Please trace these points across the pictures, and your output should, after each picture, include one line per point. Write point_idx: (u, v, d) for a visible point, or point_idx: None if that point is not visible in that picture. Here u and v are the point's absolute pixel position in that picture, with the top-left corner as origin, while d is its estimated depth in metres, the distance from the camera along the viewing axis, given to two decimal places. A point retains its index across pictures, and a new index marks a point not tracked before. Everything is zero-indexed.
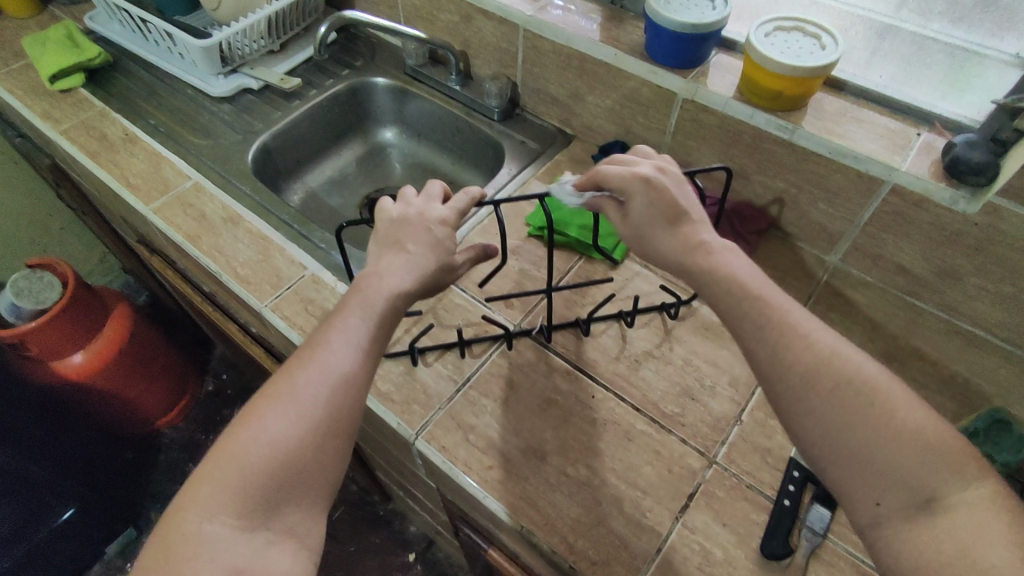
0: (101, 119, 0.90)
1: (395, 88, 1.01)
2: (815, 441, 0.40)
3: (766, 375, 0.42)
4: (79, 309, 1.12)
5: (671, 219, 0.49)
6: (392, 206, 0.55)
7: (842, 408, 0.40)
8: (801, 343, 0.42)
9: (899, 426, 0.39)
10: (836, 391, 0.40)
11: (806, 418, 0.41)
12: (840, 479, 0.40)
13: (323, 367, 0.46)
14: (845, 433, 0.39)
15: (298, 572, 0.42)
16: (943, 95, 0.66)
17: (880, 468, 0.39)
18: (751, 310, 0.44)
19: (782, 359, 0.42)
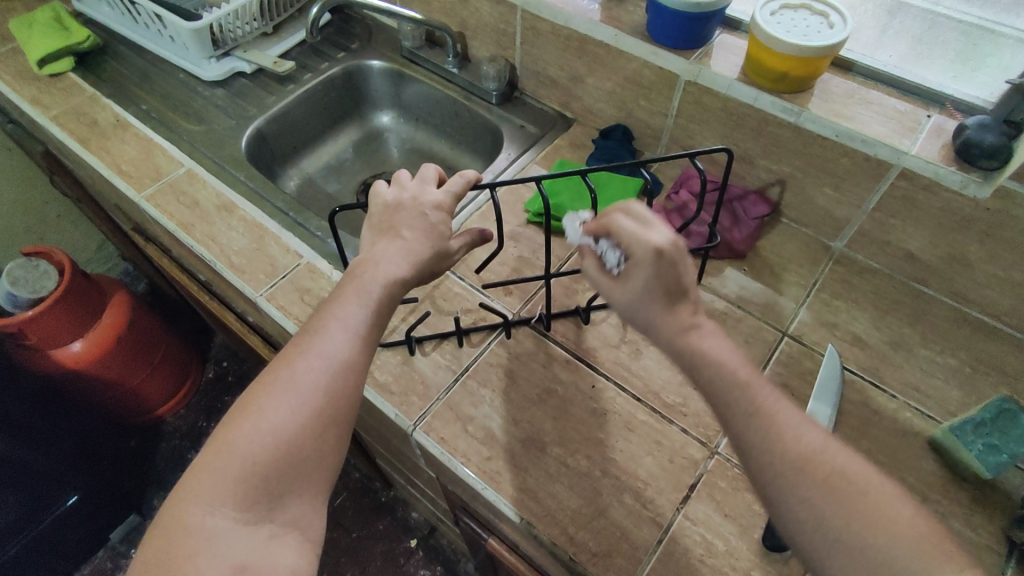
0: (92, 105, 0.89)
1: (391, 71, 0.99)
2: (801, 530, 0.37)
3: (754, 462, 0.39)
4: (76, 298, 1.12)
5: (669, 300, 0.42)
6: (386, 190, 0.54)
7: (832, 498, 0.36)
8: (791, 435, 0.39)
9: (892, 519, 0.36)
10: (825, 482, 0.37)
11: (795, 508, 0.37)
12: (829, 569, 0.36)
13: (321, 354, 0.45)
14: (835, 522, 0.36)
15: (303, 564, 0.41)
16: (955, 75, 0.64)
17: (873, 559, 0.35)
18: (737, 394, 0.40)
19: (769, 445, 0.38)
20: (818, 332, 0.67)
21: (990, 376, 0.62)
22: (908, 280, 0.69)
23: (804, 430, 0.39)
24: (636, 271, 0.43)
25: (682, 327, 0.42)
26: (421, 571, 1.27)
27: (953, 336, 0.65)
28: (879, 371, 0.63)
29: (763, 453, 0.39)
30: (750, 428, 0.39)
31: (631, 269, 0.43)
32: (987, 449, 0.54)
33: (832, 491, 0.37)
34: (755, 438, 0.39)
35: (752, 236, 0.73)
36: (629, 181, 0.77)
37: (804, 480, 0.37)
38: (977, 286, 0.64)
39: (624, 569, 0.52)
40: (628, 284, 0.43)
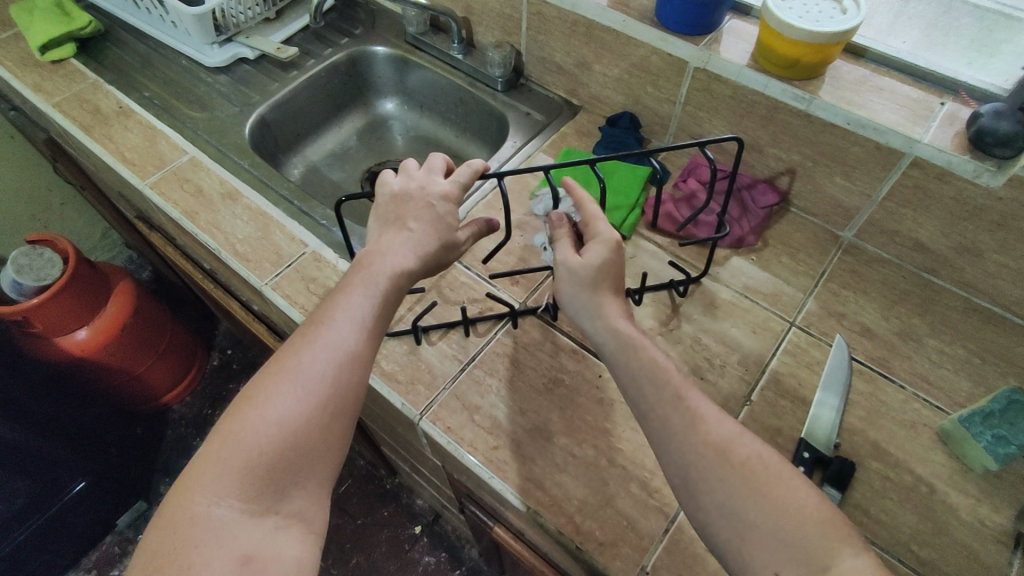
0: (94, 92, 0.88)
1: (396, 57, 0.98)
2: (717, 515, 0.39)
3: (668, 453, 0.42)
4: (81, 286, 1.12)
5: (607, 286, 0.50)
6: (393, 179, 0.53)
7: (738, 479, 0.39)
8: (707, 424, 0.42)
9: (796, 504, 0.38)
10: (732, 467, 0.39)
11: (702, 490, 0.40)
12: (740, 551, 0.38)
13: (328, 346, 0.44)
14: (743, 504, 0.38)
15: (306, 555, 0.41)
16: (969, 62, 0.63)
17: (777, 539, 0.37)
18: (650, 383, 0.44)
19: (683, 432, 0.41)
20: (826, 322, 0.66)
21: (999, 367, 0.62)
22: (918, 271, 0.69)
23: (716, 421, 0.42)
24: (593, 248, 0.50)
25: (609, 309, 0.49)
26: (426, 556, 1.28)
27: (962, 327, 0.65)
28: (888, 362, 0.63)
29: (672, 438, 0.42)
30: (664, 417, 0.42)
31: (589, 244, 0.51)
32: (996, 441, 0.54)
33: (745, 476, 0.39)
34: (667, 427, 0.42)
35: (760, 226, 0.72)
36: (637, 169, 0.76)
37: (718, 465, 0.40)
38: (987, 276, 0.64)
39: (631, 558, 0.52)
40: (585, 256, 0.50)
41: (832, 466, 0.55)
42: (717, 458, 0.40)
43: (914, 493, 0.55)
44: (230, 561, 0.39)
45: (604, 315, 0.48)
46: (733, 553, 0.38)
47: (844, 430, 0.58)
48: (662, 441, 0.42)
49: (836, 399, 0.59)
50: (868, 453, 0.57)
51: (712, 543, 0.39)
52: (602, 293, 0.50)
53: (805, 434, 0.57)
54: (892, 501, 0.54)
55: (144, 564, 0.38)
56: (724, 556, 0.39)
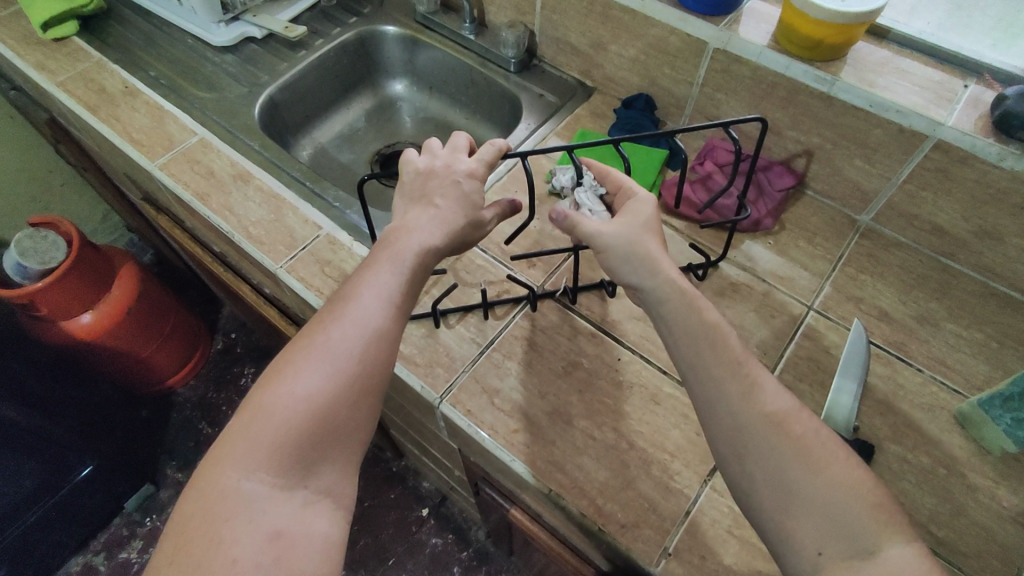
0: (99, 70, 0.86)
1: (405, 37, 0.96)
2: (765, 488, 0.39)
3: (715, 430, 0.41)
4: (86, 269, 1.10)
5: (652, 233, 0.48)
6: (417, 158, 0.53)
7: (796, 457, 0.39)
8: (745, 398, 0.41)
9: (852, 488, 0.39)
10: (782, 448, 0.39)
11: (753, 461, 0.39)
12: (786, 526, 0.38)
13: (355, 322, 0.44)
14: (798, 482, 0.38)
15: (335, 531, 0.42)
16: (993, 44, 0.63)
17: (826, 518, 0.38)
18: (707, 346, 0.42)
19: (742, 402, 0.41)
20: (844, 306, 0.66)
21: (1016, 350, 0.62)
22: (935, 255, 0.69)
23: (769, 399, 0.41)
24: (634, 205, 0.50)
25: (657, 255, 0.46)
26: (433, 538, 1.29)
27: (980, 311, 0.65)
28: (906, 346, 0.63)
29: (726, 405, 0.41)
30: (708, 398, 0.42)
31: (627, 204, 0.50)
32: (1015, 424, 0.53)
33: (802, 455, 0.39)
34: (725, 393, 0.41)
35: (777, 210, 0.72)
36: (653, 151, 0.76)
37: (776, 441, 0.39)
38: (1006, 260, 0.64)
39: (653, 540, 0.53)
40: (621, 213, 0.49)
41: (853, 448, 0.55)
42: (776, 433, 0.40)
43: (933, 475, 0.55)
44: (261, 536, 0.39)
45: (655, 259, 0.46)
46: (777, 525, 0.38)
47: (863, 413, 0.59)
48: (715, 405, 0.41)
49: (854, 385, 0.59)
50: (887, 436, 0.57)
51: (754, 512, 0.40)
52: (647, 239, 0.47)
53: (825, 417, 0.57)
54: (911, 483, 0.55)
55: (175, 537, 0.38)
56: (765, 526, 0.39)
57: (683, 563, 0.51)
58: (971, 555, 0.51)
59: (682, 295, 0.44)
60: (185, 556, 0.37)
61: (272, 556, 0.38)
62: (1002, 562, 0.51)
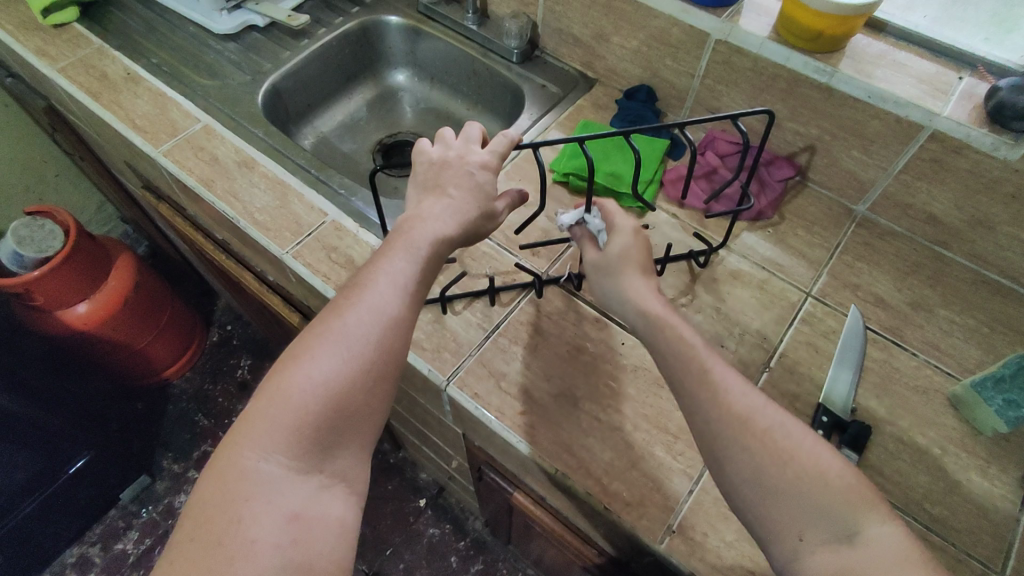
0: (101, 57, 0.86)
1: (408, 28, 0.97)
2: (742, 481, 0.40)
3: (693, 419, 0.43)
4: (82, 258, 1.09)
5: (636, 267, 0.50)
6: (430, 148, 0.54)
7: (764, 451, 0.40)
8: (733, 394, 0.42)
9: (824, 475, 0.39)
10: (754, 436, 0.40)
11: (725, 460, 0.41)
12: (764, 517, 0.39)
13: (372, 309, 0.44)
14: (770, 473, 0.39)
15: (349, 516, 0.42)
16: (986, 37, 0.64)
17: (804, 506, 0.38)
18: (676, 355, 0.44)
19: (708, 404, 0.42)
20: (841, 293, 0.68)
21: (1007, 335, 0.64)
22: (929, 244, 0.70)
23: (739, 389, 0.42)
24: (618, 238, 0.52)
25: (640, 291, 0.49)
26: (431, 528, 1.30)
27: (972, 297, 0.67)
28: (901, 331, 0.65)
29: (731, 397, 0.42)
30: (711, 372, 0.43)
31: (613, 234, 0.52)
32: (1006, 405, 0.55)
33: (769, 446, 0.40)
34: (695, 399, 0.43)
35: (777, 200, 0.73)
36: (656, 141, 0.77)
37: (745, 439, 0.40)
38: (997, 248, 0.66)
39: (657, 518, 0.54)
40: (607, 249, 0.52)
41: (848, 429, 0.56)
42: (742, 431, 0.41)
43: (926, 455, 0.57)
44: (277, 519, 0.39)
45: (634, 295, 0.49)
46: (758, 517, 0.39)
47: (860, 396, 0.60)
48: (686, 411, 0.43)
49: (849, 374, 0.60)
50: (883, 417, 0.59)
51: (737, 507, 0.41)
52: (629, 273, 0.50)
53: (823, 400, 0.59)
54: (905, 463, 0.56)
55: (195, 517, 0.39)
56: (748, 517, 0.40)
57: (687, 539, 0.53)
58: (964, 531, 0.53)
59: (651, 321, 0.47)
60: (204, 533, 0.38)
61: (291, 536, 0.39)
62: (993, 537, 0.52)
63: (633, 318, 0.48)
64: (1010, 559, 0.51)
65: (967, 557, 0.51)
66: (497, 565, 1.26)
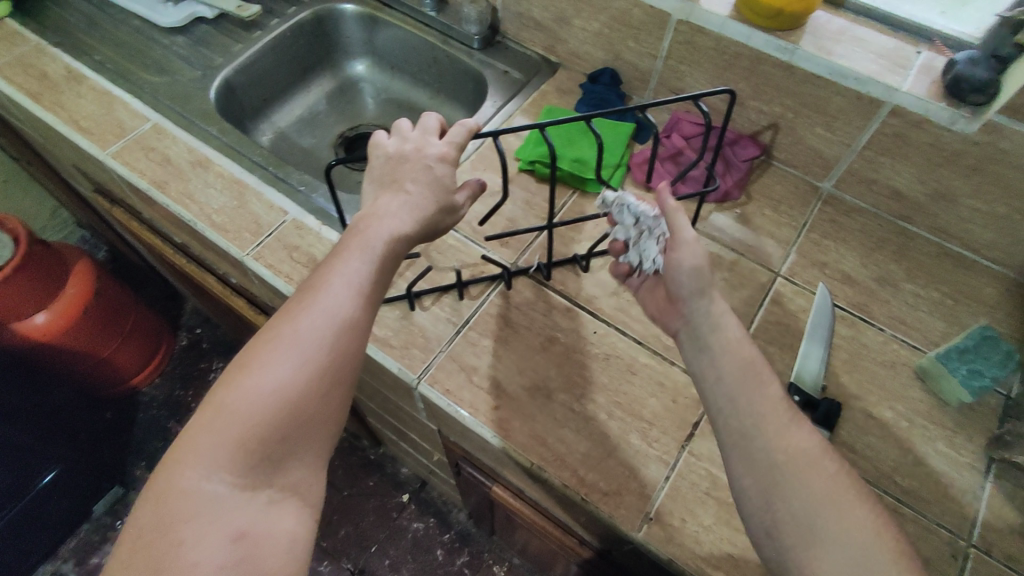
0: (39, 55, 0.81)
1: (364, 16, 0.94)
2: (790, 520, 0.39)
3: (748, 449, 0.41)
4: (36, 266, 1.05)
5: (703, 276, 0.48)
6: (387, 141, 0.52)
7: (822, 494, 0.39)
8: (789, 425, 0.42)
9: (870, 528, 0.38)
10: (813, 479, 0.40)
11: (780, 497, 0.39)
12: (803, 562, 0.38)
13: (324, 313, 0.43)
14: (823, 516, 0.38)
15: (302, 530, 0.41)
16: (942, 11, 0.65)
17: (846, 555, 0.37)
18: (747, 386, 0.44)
19: (776, 438, 0.41)
20: (809, 271, 0.68)
21: (970, 306, 0.65)
22: (893, 218, 0.71)
23: (800, 433, 0.42)
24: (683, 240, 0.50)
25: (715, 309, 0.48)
26: (414, 523, 1.29)
27: (936, 270, 0.68)
28: (868, 307, 0.66)
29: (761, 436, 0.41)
30: (746, 400, 0.43)
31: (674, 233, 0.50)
32: (970, 374, 0.57)
33: (823, 488, 0.39)
34: (761, 430, 0.42)
35: (743, 180, 0.73)
36: (621, 126, 0.76)
37: (804, 479, 0.40)
38: (959, 221, 0.67)
39: (634, 506, 0.54)
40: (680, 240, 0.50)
41: (818, 408, 0.57)
42: (803, 471, 0.40)
43: (895, 428, 0.58)
44: (224, 539, 0.38)
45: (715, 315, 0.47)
46: (798, 561, 0.38)
47: (829, 373, 0.61)
48: (747, 442, 0.42)
49: (820, 349, 0.60)
50: (852, 393, 0.60)
51: (773, 546, 0.39)
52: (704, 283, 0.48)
53: (794, 380, 0.58)
54: (875, 436, 0.57)
55: (132, 541, 0.37)
56: (783, 560, 0.39)
57: (664, 526, 0.53)
58: (933, 501, 0.54)
59: (725, 341, 0.46)
60: (144, 557, 0.36)
61: (236, 555, 0.37)
62: (960, 505, 0.54)
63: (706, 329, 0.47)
64: (977, 525, 0.52)
65: (936, 526, 0.52)
66: (482, 556, 1.26)
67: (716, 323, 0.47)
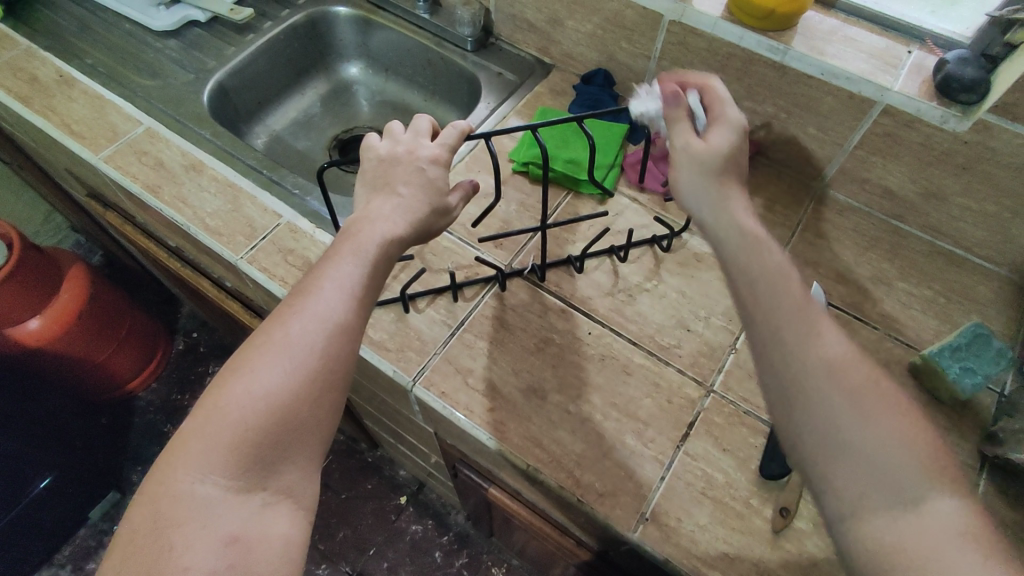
0: (30, 59, 0.81)
1: (358, 18, 0.94)
2: (813, 429, 0.37)
3: (770, 356, 0.39)
4: (30, 271, 1.04)
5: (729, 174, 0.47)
6: (379, 143, 0.52)
7: (846, 400, 0.37)
8: (819, 332, 0.39)
9: (903, 436, 0.36)
10: (840, 386, 0.37)
11: (803, 405, 0.37)
12: (825, 473, 0.36)
13: (316, 316, 0.42)
14: (847, 426, 0.36)
15: (296, 534, 0.41)
16: (932, 11, 0.65)
17: (870, 464, 0.35)
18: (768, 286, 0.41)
19: (803, 351, 0.38)
20: (803, 270, 0.68)
21: (962, 304, 0.66)
22: (886, 217, 0.71)
23: (830, 339, 0.39)
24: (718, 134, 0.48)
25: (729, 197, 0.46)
26: (413, 525, 1.29)
27: (929, 269, 0.68)
28: (861, 306, 0.66)
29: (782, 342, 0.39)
30: (769, 302, 0.40)
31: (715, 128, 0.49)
32: (963, 372, 0.57)
33: (850, 396, 0.37)
34: (783, 342, 0.39)
35: None
36: (614, 127, 0.76)
37: (829, 386, 0.37)
38: (952, 219, 0.67)
39: (630, 506, 0.54)
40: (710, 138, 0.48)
41: None
42: (829, 376, 0.37)
43: None
44: (216, 544, 0.38)
45: (726, 203, 0.45)
46: (820, 470, 0.36)
47: None
48: (769, 347, 0.39)
49: None
50: None
51: (796, 458, 0.38)
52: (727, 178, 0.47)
53: None
54: None
55: (124, 546, 0.37)
56: (807, 473, 0.37)
57: (660, 526, 0.53)
58: None
59: (745, 236, 0.43)
60: (136, 562, 0.36)
61: (228, 560, 0.37)
62: None
63: (721, 224, 0.45)
64: None
65: None
66: (481, 558, 1.26)
67: (737, 232, 0.44)
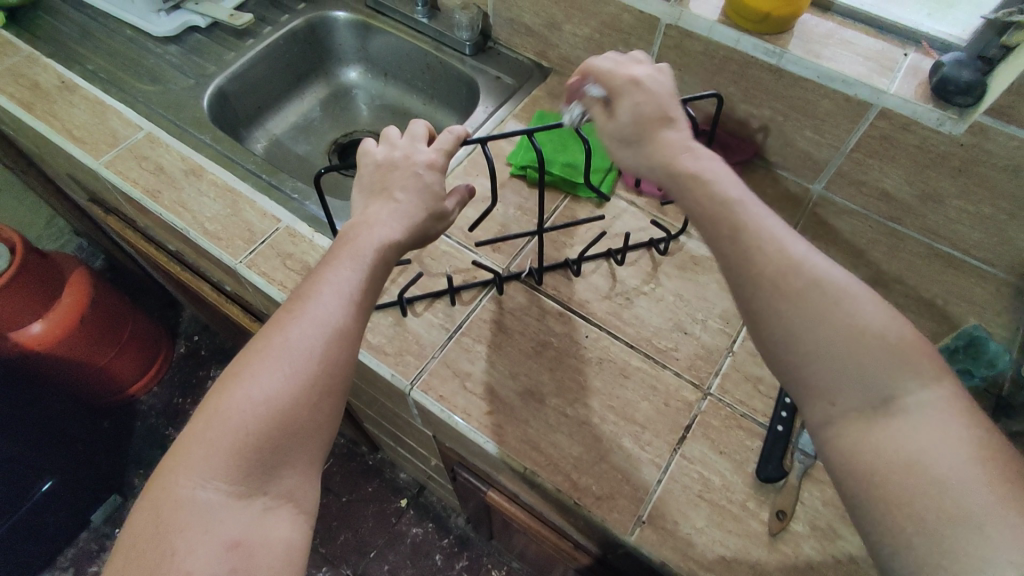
0: (31, 65, 0.82)
1: (357, 23, 0.94)
2: (778, 339, 0.37)
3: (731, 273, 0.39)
4: (32, 276, 1.05)
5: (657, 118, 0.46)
6: (376, 149, 0.52)
7: (801, 307, 0.36)
8: (770, 242, 0.38)
9: (865, 331, 0.36)
10: (791, 294, 0.36)
11: (766, 317, 0.37)
12: (797, 378, 0.37)
13: (315, 321, 0.43)
14: (806, 333, 0.36)
15: (297, 538, 0.41)
16: (929, 13, 0.65)
17: (837, 367, 0.36)
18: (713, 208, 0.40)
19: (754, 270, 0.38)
20: None
21: (960, 306, 0.66)
22: (884, 220, 0.71)
23: (782, 243, 0.38)
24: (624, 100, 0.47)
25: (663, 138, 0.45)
26: (413, 528, 1.29)
27: (926, 271, 0.68)
28: None
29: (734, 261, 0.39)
30: (716, 227, 0.40)
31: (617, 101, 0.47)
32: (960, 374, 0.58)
33: (804, 304, 0.36)
34: (734, 262, 0.39)
35: None
36: None
37: (780, 296, 0.37)
38: (949, 222, 0.67)
39: (627, 509, 0.54)
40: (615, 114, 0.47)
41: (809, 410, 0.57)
42: (777, 289, 0.37)
43: None
44: (218, 548, 0.38)
45: (663, 148, 0.44)
46: (793, 377, 0.37)
47: None
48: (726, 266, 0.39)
49: None
50: None
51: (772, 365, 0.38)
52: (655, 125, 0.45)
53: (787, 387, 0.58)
54: None
55: (127, 551, 0.37)
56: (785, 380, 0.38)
57: (657, 529, 0.53)
58: None
59: (678, 172, 0.43)
60: (138, 566, 0.36)
61: (229, 564, 0.38)
62: None
63: (656, 167, 0.44)
64: None
65: None
66: (481, 561, 1.26)
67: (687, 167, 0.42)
